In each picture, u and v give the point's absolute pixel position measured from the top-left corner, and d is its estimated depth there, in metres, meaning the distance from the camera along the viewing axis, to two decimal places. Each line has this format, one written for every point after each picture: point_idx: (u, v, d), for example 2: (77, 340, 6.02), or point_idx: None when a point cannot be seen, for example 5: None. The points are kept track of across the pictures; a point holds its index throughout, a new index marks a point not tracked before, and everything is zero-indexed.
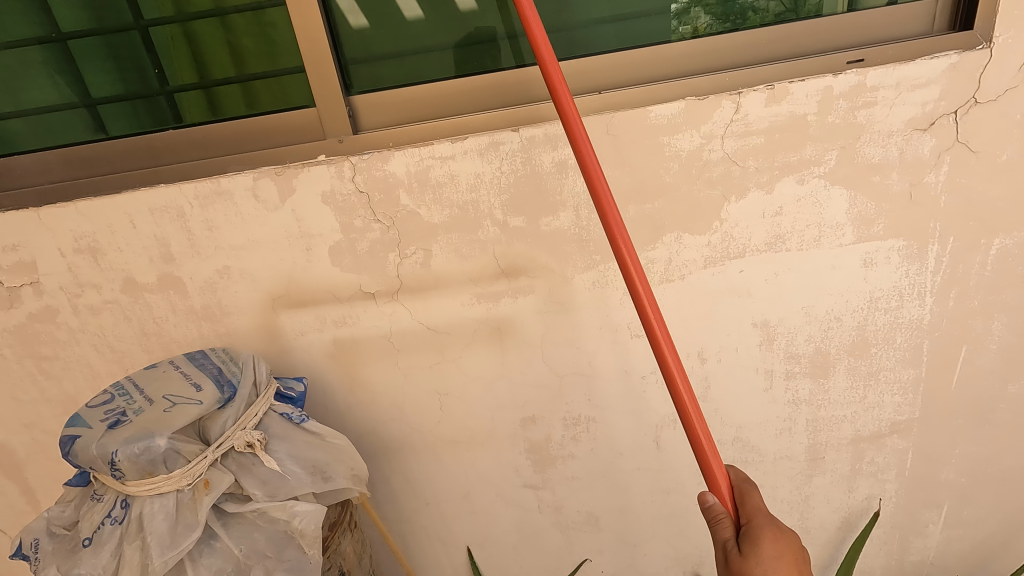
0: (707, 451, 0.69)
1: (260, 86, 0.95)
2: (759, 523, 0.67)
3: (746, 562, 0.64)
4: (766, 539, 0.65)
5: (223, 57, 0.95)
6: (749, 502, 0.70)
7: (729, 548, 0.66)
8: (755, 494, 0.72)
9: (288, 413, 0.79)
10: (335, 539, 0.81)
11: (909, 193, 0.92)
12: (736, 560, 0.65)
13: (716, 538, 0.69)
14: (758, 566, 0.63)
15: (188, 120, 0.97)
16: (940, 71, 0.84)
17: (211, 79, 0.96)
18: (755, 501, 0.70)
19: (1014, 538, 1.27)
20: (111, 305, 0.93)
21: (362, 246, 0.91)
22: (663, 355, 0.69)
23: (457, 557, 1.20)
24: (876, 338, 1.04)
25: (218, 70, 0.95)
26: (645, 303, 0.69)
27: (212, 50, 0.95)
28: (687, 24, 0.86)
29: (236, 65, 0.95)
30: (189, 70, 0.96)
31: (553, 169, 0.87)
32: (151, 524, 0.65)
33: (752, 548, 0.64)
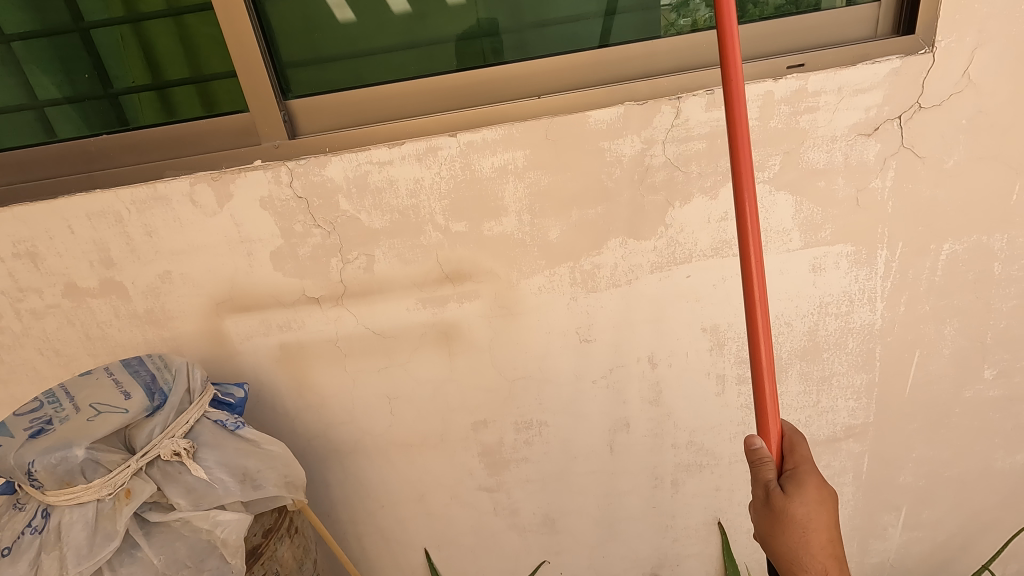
0: (766, 389, 0.66)
1: (214, 87, 0.95)
2: (806, 470, 0.64)
3: (792, 503, 0.62)
4: (813, 486, 0.63)
5: (177, 58, 0.94)
6: (796, 450, 0.67)
7: (774, 488, 0.63)
8: (802, 443, 0.68)
9: (222, 420, 0.78)
10: (270, 546, 0.80)
11: (855, 198, 0.91)
12: (780, 500, 0.62)
13: (756, 477, 0.66)
14: (801, 507, 0.61)
15: (137, 122, 0.96)
16: (882, 76, 0.83)
17: (162, 80, 0.95)
18: (805, 451, 0.67)
19: (973, 541, 1.27)
20: (53, 309, 0.92)
21: (304, 251, 0.90)
22: (750, 275, 0.66)
23: (414, 559, 1.20)
24: (828, 343, 1.04)
25: (172, 71, 0.95)
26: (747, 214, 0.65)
27: (161, 52, 0.94)
28: (687, 16, 0.85)
29: (186, 67, 0.94)
30: (142, 71, 0.95)
31: (493, 175, 0.87)
32: (69, 534, 0.65)
33: (798, 491, 0.62)
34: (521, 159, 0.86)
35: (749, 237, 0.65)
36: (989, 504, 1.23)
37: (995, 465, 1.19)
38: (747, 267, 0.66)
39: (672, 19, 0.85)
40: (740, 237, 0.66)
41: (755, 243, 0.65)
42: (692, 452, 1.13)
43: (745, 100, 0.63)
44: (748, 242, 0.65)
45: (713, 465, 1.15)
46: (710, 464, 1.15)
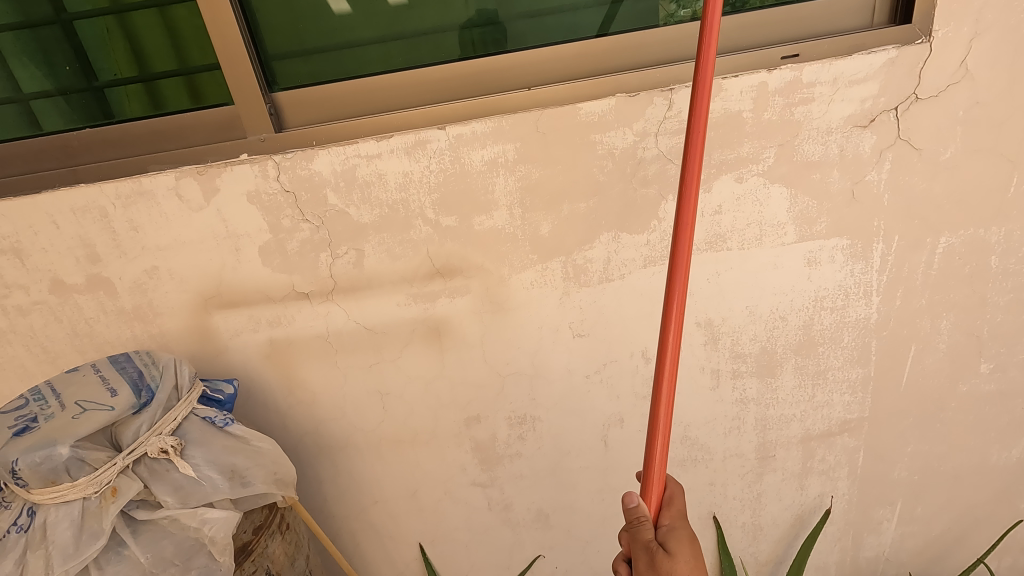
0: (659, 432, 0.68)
1: (199, 80, 0.94)
2: (679, 527, 0.65)
3: (675, 561, 0.60)
4: (688, 540, 0.63)
5: (164, 50, 0.93)
6: (673, 505, 0.68)
7: (656, 548, 0.62)
8: (680, 497, 0.70)
9: (211, 417, 0.78)
10: (261, 543, 0.80)
11: (850, 191, 0.90)
12: (663, 559, 0.61)
13: (635, 540, 0.64)
14: (683, 564, 0.60)
15: (122, 116, 0.95)
16: (878, 66, 0.82)
17: (147, 73, 0.94)
18: (680, 505, 0.68)
19: (966, 535, 1.27)
20: (39, 305, 0.91)
21: (292, 246, 0.89)
22: (670, 318, 0.68)
23: (407, 555, 1.20)
24: (823, 337, 1.03)
25: (158, 64, 0.93)
26: (681, 255, 0.67)
27: (145, 44, 0.92)
28: (687, 7, 0.83)
29: (172, 59, 0.93)
30: (127, 63, 0.94)
31: (483, 168, 0.85)
32: (54, 533, 0.65)
33: (676, 548, 0.62)
34: (512, 152, 0.85)
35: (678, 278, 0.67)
36: (984, 498, 1.23)
37: (989, 459, 1.19)
38: (670, 307, 0.68)
39: (671, 10, 0.84)
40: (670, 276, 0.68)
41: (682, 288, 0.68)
42: (685, 447, 1.13)
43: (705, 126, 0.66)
44: (676, 282, 0.67)
45: (707, 461, 1.15)
46: (704, 459, 1.15)
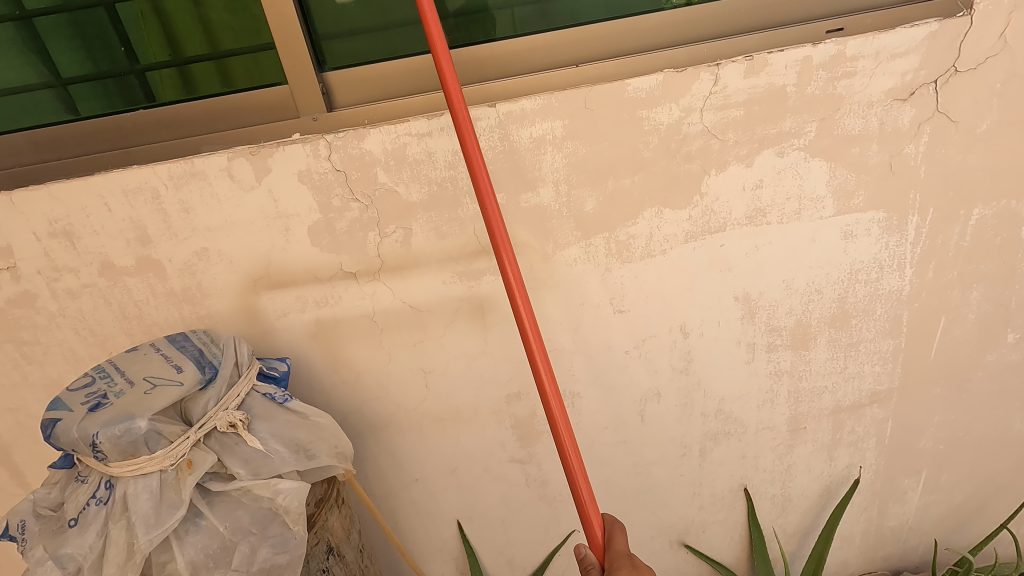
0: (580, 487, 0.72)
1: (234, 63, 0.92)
2: (618, 565, 0.68)
3: None
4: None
5: (195, 33, 0.91)
6: (614, 545, 0.71)
7: None
8: (621, 534, 0.73)
9: (271, 393, 0.79)
10: (322, 515, 0.82)
11: (888, 164, 0.92)
12: None
13: None
14: None
15: (162, 101, 0.94)
16: (920, 39, 0.84)
17: (184, 56, 0.92)
18: (621, 544, 0.71)
19: (988, 503, 1.31)
20: (89, 288, 0.92)
21: (341, 226, 0.90)
22: (551, 405, 0.73)
23: (445, 531, 1.22)
24: (856, 310, 1.05)
25: (189, 47, 0.92)
26: (536, 353, 0.72)
27: (180, 26, 0.90)
28: None
29: (209, 42, 0.91)
30: (161, 47, 0.92)
31: (532, 145, 0.87)
32: (135, 504, 0.66)
33: None
34: (560, 128, 0.86)
35: (543, 374, 0.72)
36: (1005, 467, 1.27)
37: (1012, 428, 1.22)
38: (546, 397, 0.73)
39: None
40: (536, 374, 0.73)
41: (550, 378, 0.73)
42: (719, 420, 1.15)
43: (498, 212, 0.70)
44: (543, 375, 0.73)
45: (740, 434, 1.17)
46: (737, 432, 1.17)
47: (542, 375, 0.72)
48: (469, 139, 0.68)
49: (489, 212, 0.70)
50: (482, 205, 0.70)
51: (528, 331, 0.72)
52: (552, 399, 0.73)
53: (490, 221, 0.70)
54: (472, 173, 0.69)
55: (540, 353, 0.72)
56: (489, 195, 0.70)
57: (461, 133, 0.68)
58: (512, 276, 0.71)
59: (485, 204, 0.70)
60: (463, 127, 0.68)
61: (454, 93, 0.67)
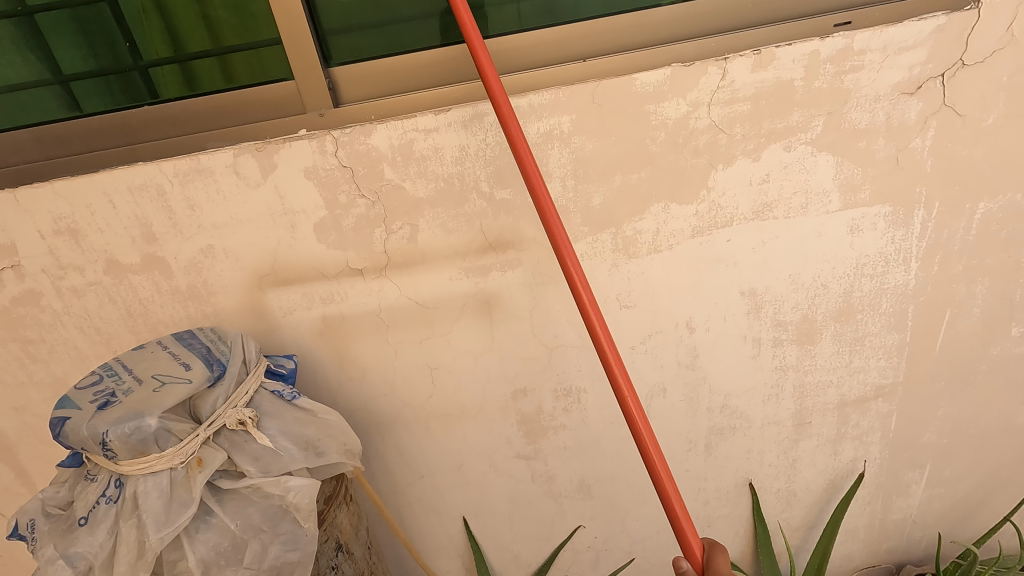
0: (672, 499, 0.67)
1: (237, 59, 0.92)
2: None
3: None
4: None
5: (197, 28, 0.90)
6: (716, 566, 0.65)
7: None
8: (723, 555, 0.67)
9: (279, 391, 0.79)
10: (331, 513, 0.82)
11: (894, 158, 0.92)
12: None
13: None
14: None
15: (166, 97, 0.93)
16: (927, 33, 0.83)
17: (186, 52, 0.91)
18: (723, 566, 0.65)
19: (991, 496, 1.32)
20: (95, 287, 0.91)
21: (347, 222, 0.90)
22: (635, 421, 0.69)
23: (452, 528, 1.22)
24: (861, 304, 1.05)
25: (191, 43, 0.91)
26: (615, 371, 0.70)
27: (183, 22, 0.89)
28: None
29: (212, 38, 0.90)
30: (163, 43, 0.91)
31: (539, 140, 0.86)
32: (145, 502, 0.65)
33: None
34: (567, 123, 0.85)
35: (624, 390, 0.70)
36: (1008, 460, 1.27)
37: (1015, 421, 1.22)
38: (630, 413, 0.69)
39: None
40: (617, 393, 0.71)
41: (632, 395, 0.70)
42: (725, 415, 1.15)
43: (554, 213, 0.71)
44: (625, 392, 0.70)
45: (746, 429, 1.18)
46: (743, 427, 1.17)
47: (623, 392, 0.70)
48: (532, 171, 0.70)
49: (558, 239, 0.71)
50: (551, 234, 0.72)
51: (605, 350, 0.71)
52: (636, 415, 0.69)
53: (558, 248, 0.71)
54: (538, 204, 0.71)
55: (619, 371, 0.70)
56: (556, 223, 0.71)
57: (523, 166, 0.71)
58: (586, 299, 0.71)
59: (554, 233, 0.72)
60: (525, 159, 0.71)
61: (512, 128, 0.70)
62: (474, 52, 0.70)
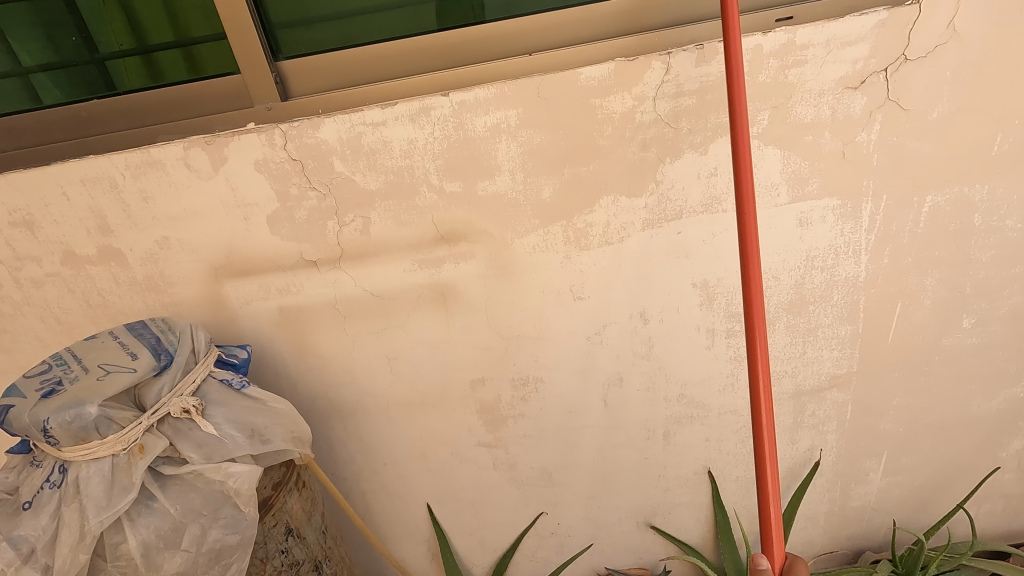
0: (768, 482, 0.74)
1: (203, 51, 0.92)
2: None
3: None
4: None
5: (160, 21, 0.91)
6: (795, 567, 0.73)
7: None
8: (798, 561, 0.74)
9: (228, 379, 0.81)
10: (280, 498, 0.84)
11: (841, 152, 0.93)
12: None
13: None
14: None
15: (128, 88, 0.93)
16: (870, 28, 0.84)
17: (149, 44, 0.92)
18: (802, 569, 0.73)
19: (949, 483, 1.34)
20: (53, 277, 0.93)
21: (300, 215, 0.91)
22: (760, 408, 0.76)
23: (417, 514, 1.25)
24: (813, 296, 1.07)
25: (155, 35, 0.91)
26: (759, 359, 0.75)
27: (148, 15, 0.90)
28: None
29: (175, 30, 0.91)
30: (125, 35, 0.91)
31: (486, 134, 0.87)
32: (87, 487, 0.68)
33: None
34: (514, 117, 0.87)
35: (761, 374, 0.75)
36: (965, 448, 1.30)
37: (970, 411, 1.24)
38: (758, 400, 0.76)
39: None
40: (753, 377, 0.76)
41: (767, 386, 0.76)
42: (683, 405, 1.17)
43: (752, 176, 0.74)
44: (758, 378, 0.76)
45: (704, 417, 1.20)
46: (701, 416, 1.19)
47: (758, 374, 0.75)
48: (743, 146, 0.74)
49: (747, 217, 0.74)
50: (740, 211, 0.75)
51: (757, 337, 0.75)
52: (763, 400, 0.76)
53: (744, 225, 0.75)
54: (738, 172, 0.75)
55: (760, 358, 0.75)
56: (748, 200, 0.75)
57: (737, 136, 0.74)
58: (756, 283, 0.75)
59: (744, 210, 0.75)
60: (739, 130, 0.74)
61: (739, 99, 0.73)
62: (727, 15, 0.72)
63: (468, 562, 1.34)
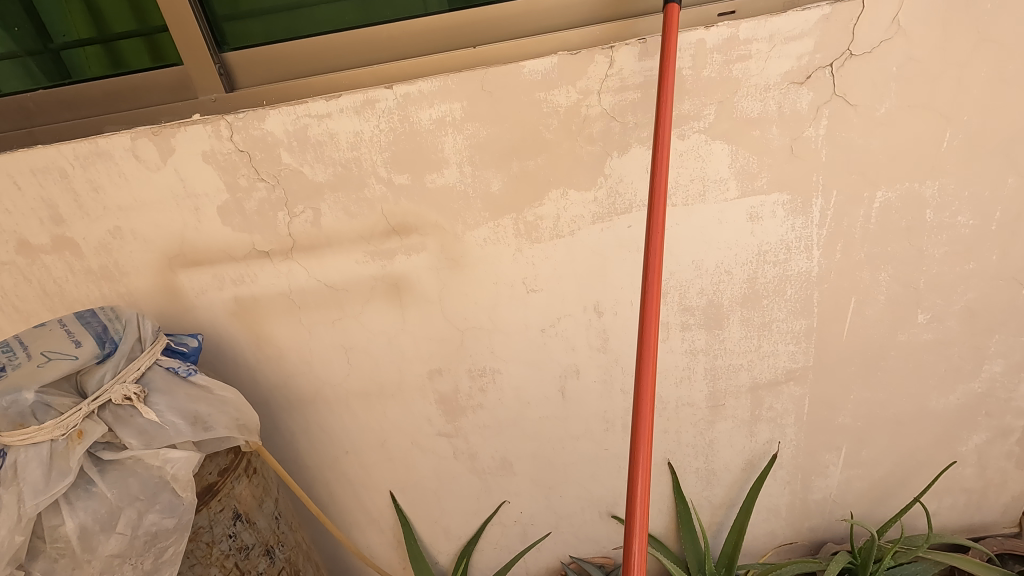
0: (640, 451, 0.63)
1: (166, 39, 0.92)
2: None
3: None
4: None
5: (122, 10, 0.91)
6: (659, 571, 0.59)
7: None
8: None
9: (174, 367, 0.82)
10: (227, 484, 0.86)
11: (789, 147, 0.94)
12: None
13: None
14: None
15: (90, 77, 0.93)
16: (813, 23, 0.85)
17: (111, 32, 0.92)
18: None
19: (909, 477, 1.35)
20: (8, 266, 0.94)
21: (250, 206, 0.92)
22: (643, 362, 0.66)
23: (379, 502, 1.27)
24: (767, 291, 1.08)
25: (117, 24, 0.92)
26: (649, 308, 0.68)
27: (109, 5, 0.90)
28: None
29: (137, 18, 0.91)
30: (86, 25, 0.92)
31: (432, 127, 0.88)
32: (24, 471, 0.68)
33: None
34: (459, 111, 0.87)
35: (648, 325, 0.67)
36: (923, 443, 1.31)
37: (928, 406, 1.25)
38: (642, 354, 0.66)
39: None
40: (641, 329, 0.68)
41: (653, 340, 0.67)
42: None
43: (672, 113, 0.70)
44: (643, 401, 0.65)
45: (661, 409, 1.21)
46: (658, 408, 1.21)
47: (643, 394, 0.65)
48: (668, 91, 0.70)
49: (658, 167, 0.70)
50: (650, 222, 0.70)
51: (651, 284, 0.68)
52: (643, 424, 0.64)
53: (650, 245, 0.69)
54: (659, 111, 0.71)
55: (649, 376, 0.66)
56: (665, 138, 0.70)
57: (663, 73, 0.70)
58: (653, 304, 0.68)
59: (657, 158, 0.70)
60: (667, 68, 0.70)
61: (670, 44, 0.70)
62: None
63: (432, 549, 1.36)
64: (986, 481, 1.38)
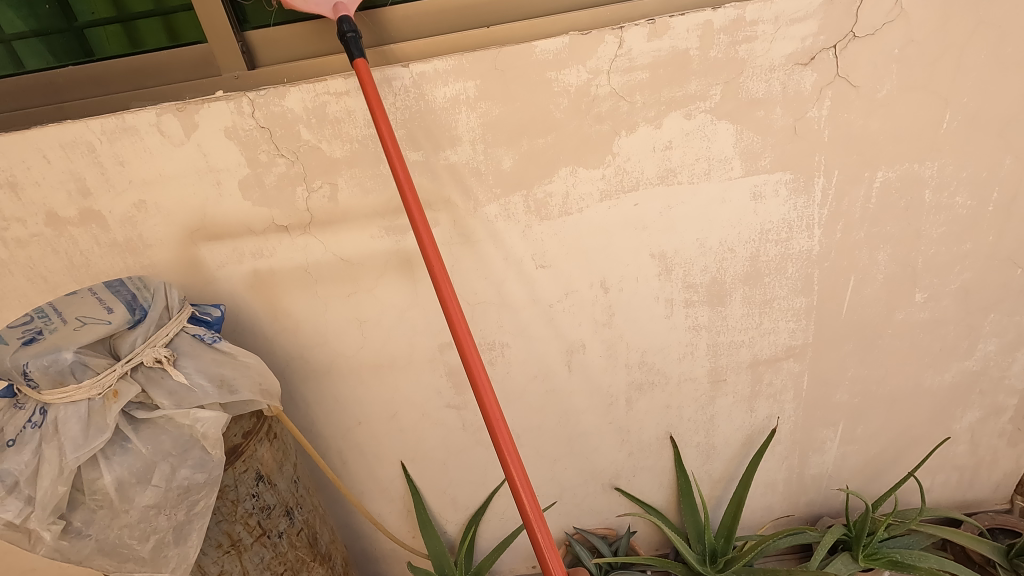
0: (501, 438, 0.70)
1: (183, 19, 0.96)
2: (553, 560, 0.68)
3: None
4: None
5: None
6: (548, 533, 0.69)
7: None
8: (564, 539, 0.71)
9: (200, 335, 0.87)
10: (250, 446, 0.90)
11: (792, 127, 0.96)
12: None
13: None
14: None
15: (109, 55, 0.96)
16: (817, 5, 0.87)
17: (130, 12, 0.95)
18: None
19: (903, 453, 1.40)
20: (37, 238, 0.98)
21: (270, 180, 0.95)
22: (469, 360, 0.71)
23: (391, 472, 1.31)
24: (768, 269, 1.11)
25: (135, 4, 0.95)
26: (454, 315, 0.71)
27: None
28: None
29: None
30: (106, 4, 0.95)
31: (446, 105, 0.91)
32: (65, 426, 0.73)
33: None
34: (472, 89, 0.90)
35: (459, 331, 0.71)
36: (918, 420, 1.35)
37: (923, 383, 1.29)
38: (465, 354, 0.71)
39: None
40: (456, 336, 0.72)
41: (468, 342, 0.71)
42: (643, 371, 1.22)
43: (392, 136, 0.72)
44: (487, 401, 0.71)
45: (664, 384, 1.25)
46: (660, 383, 1.24)
47: (486, 402, 0.70)
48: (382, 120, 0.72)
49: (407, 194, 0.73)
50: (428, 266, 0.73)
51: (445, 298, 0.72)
52: (497, 424, 0.70)
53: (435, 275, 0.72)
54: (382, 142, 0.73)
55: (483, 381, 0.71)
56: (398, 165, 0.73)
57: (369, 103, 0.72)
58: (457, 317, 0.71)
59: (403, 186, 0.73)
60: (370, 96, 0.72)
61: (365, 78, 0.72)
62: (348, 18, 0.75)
63: (441, 519, 1.42)
64: (978, 459, 1.42)
